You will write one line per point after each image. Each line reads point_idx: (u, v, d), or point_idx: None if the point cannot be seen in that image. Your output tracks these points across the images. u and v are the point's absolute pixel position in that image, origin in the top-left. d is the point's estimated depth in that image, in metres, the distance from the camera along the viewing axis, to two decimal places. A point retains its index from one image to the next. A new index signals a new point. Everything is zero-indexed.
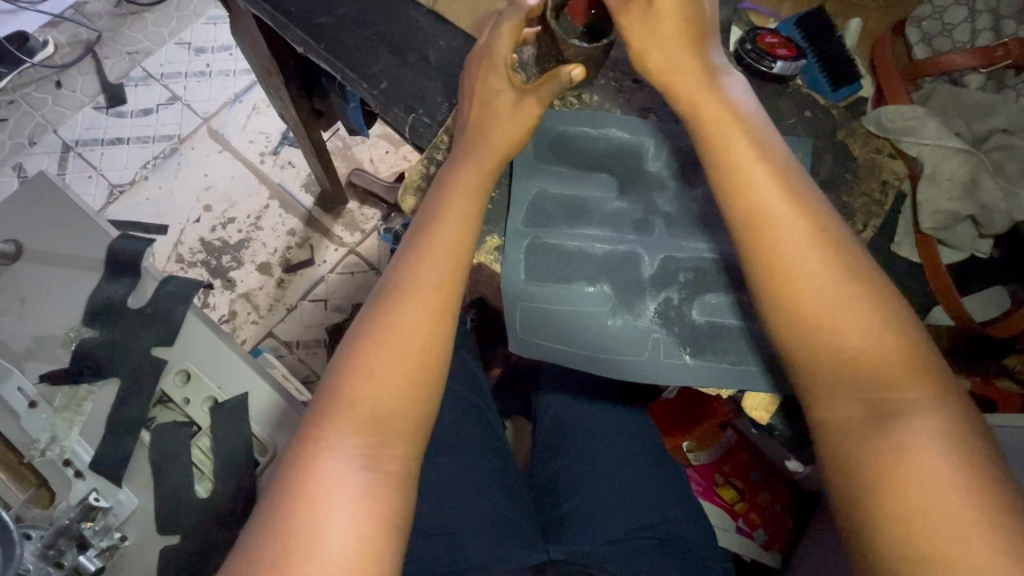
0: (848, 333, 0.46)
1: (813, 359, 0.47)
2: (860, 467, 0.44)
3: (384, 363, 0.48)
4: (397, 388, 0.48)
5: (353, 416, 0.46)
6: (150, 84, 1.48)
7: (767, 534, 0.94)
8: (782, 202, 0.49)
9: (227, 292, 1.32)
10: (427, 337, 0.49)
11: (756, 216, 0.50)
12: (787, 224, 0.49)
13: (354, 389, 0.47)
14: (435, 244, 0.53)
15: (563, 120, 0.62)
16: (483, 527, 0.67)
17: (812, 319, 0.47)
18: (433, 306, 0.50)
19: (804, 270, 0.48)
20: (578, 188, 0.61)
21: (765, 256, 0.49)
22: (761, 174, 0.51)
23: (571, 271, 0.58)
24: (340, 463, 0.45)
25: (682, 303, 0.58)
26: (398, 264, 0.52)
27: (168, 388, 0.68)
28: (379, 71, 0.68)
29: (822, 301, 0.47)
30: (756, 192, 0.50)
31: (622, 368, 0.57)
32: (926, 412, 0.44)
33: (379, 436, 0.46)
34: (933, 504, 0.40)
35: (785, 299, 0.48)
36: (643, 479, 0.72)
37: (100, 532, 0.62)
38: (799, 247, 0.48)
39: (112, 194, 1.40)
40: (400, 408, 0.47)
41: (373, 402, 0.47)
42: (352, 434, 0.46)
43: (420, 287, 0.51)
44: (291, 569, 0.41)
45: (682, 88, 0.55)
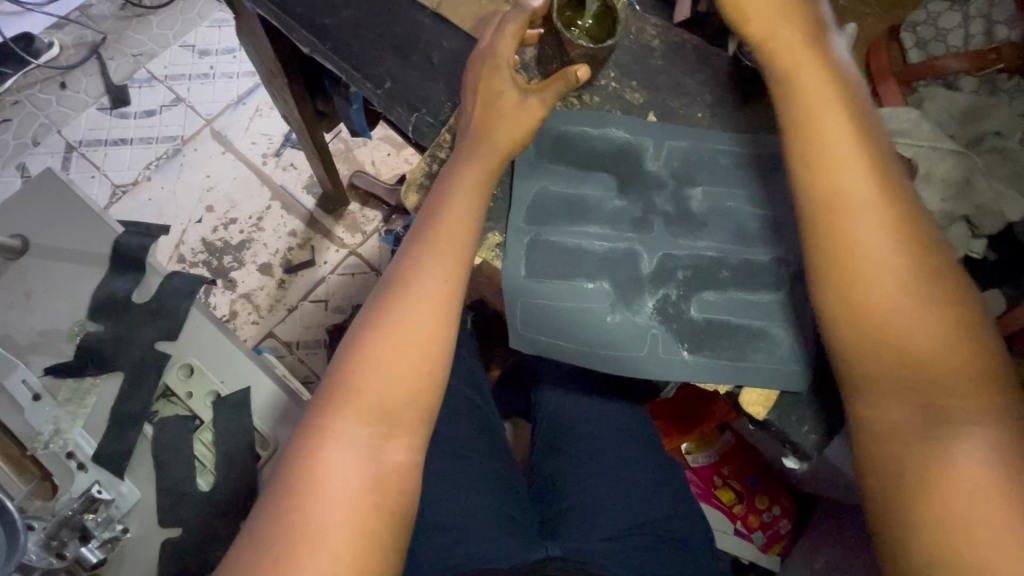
0: (907, 331, 0.47)
1: (876, 349, 0.48)
2: (902, 462, 0.45)
3: (415, 359, 0.49)
4: (415, 383, 0.49)
5: (360, 406, 0.47)
6: (155, 85, 1.50)
7: (764, 537, 0.95)
8: (859, 195, 0.50)
9: (228, 292, 1.33)
10: (434, 333, 0.50)
11: (831, 202, 0.51)
12: (856, 217, 0.50)
13: (371, 380, 0.48)
14: (444, 238, 0.54)
15: (564, 121, 0.63)
16: (483, 524, 0.67)
17: (874, 311, 0.48)
18: (447, 305, 0.51)
19: (867, 262, 0.49)
20: (578, 186, 0.62)
21: (825, 244, 0.51)
22: (847, 165, 0.51)
23: (572, 268, 0.59)
24: (349, 455, 0.46)
25: (680, 299, 0.58)
26: (425, 259, 0.53)
27: (172, 382, 0.69)
28: (383, 71, 0.69)
29: (886, 295, 0.48)
30: (842, 177, 0.51)
31: (621, 364, 0.57)
32: (977, 419, 0.44)
33: (388, 426, 0.47)
34: (961, 502, 0.42)
35: (847, 285, 0.49)
36: (641, 477, 0.73)
37: (103, 523, 0.61)
38: (867, 239, 0.49)
39: (114, 195, 1.41)
40: (412, 403, 0.48)
41: (380, 393, 0.48)
42: (363, 424, 0.47)
43: (439, 284, 0.52)
44: (295, 555, 0.41)
45: (789, 58, 0.55)
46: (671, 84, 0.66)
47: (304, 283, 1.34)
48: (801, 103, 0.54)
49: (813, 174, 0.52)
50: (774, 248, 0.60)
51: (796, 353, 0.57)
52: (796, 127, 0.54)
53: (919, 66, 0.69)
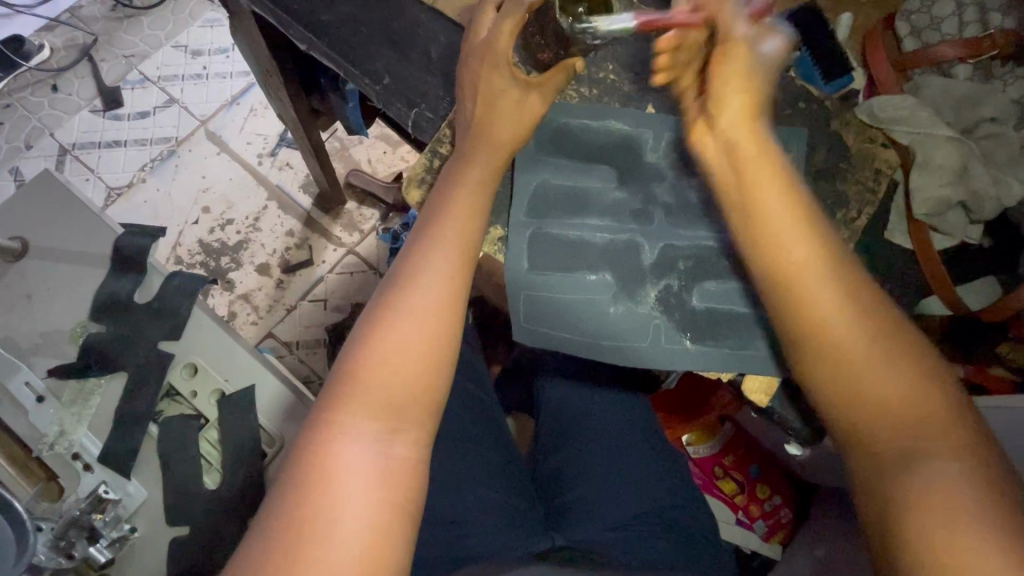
0: (859, 358, 0.47)
1: (833, 382, 0.47)
2: (889, 500, 0.43)
3: (410, 369, 0.49)
4: (417, 383, 0.49)
5: (369, 400, 0.47)
6: (148, 86, 1.49)
7: (766, 526, 0.97)
8: (799, 240, 0.50)
9: (227, 294, 1.33)
10: (438, 332, 0.50)
11: (768, 236, 0.51)
12: (801, 259, 0.50)
13: (379, 377, 0.48)
14: (447, 239, 0.54)
15: (563, 113, 0.63)
16: (488, 515, 0.68)
17: (828, 342, 0.48)
18: (448, 309, 0.51)
19: (814, 301, 0.48)
20: (580, 179, 0.62)
21: (781, 293, 0.50)
22: (787, 209, 0.51)
23: (574, 261, 0.59)
24: (359, 449, 0.46)
25: (682, 290, 0.59)
26: (424, 263, 0.52)
27: (175, 382, 0.68)
28: (381, 67, 0.69)
29: (837, 333, 0.47)
30: (772, 210, 0.51)
31: (626, 356, 0.58)
32: (939, 434, 0.44)
33: (394, 422, 0.47)
34: (952, 526, 0.40)
35: (799, 319, 0.49)
36: (644, 467, 0.74)
37: (111, 523, 0.61)
38: (807, 268, 0.49)
39: (110, 197, 1.40)
40: (417, 400, 0.48)
41: (388, 388, 0.48)
42: (371, 419, 0.47)
43: (436, 289, 0.51)
44: (302, 551, 0.41)
45: (727, 127, 0.55)
46: None
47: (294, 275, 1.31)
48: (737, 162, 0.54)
49: (753, 229, 0.52)
50: None
51: None
52: (731, 183, 0.54)
53: (911, 56, 0.69)
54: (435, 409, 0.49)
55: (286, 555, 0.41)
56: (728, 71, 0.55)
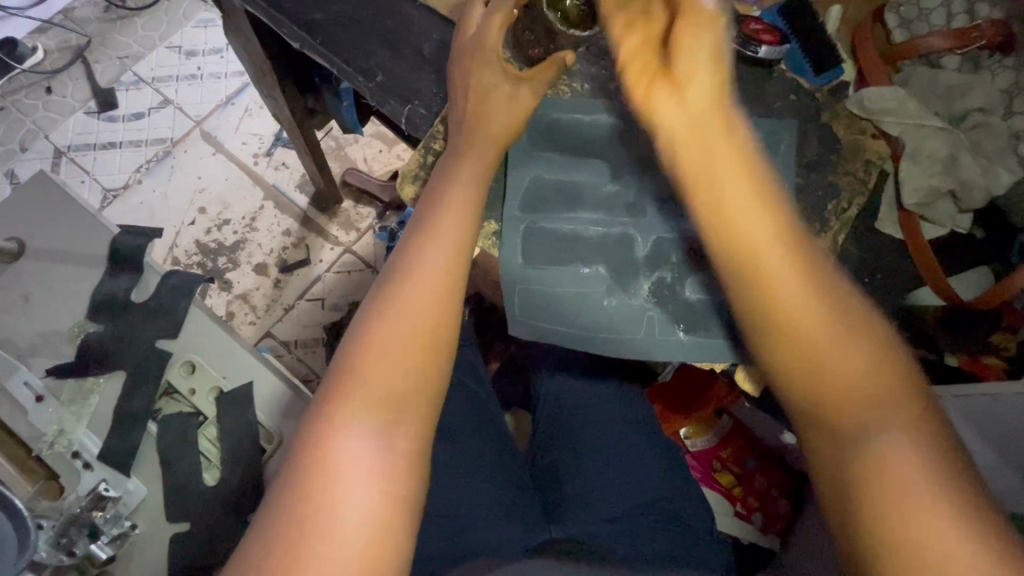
0: (816, 334, 0.45)
1: (790, 360, 0.46)
2: (848, 482, 0.42)
3: (407, 365, 0.49)
4: (418, 376, 0.49)
5: (368, 393, 0.48)
6: (142, 88, 1.49)
7: (764, 517, 0.97)
8: (765, 235, 0.48)
9: (225, 294, 1.33)
10: (434, 325, 0.51)
11: (724, 210, 0.49)
12: (768, 255, 0.47)
13: (379, 370, 0.48)
14: (443, 232, 0.54)
15: (555, 108, 0.63)
16: (487, 508, 0.69)
17: (784, 319, 0.46)
18: (444, 301, 0.51)
19: (771, 277, 0.47)
20: (573, 173, 0.62)
21: (738, 269, 0.48)
22: (755, 201, 0.49)
23: (569, 255, 0.60)
24: (359, 441, 0.46)
25: (675, 282, 0.59)
26: (421, 257, 0.53)
27: (173, 380, 0.68)
28: (374, 64, 0.69)
29: (793, 309, 0.46)
30: (728, 184, 0.50)
31: (622, 347, 0.58)
32: (897, 413, 0.43)
33: (393, 414, 0.48)
34: (913, 507, 0.39)
35: (756, 296, 0.47)
36: (641, 459, 0.75)
37: (111, 520, 0.62)
38: (763, 242, 0.48)
39: (107, 199, 1.40)
40: (417, 393, 0.49)
41: (386, 380, 0.48)
42: (370, 412, 0.47)
43: (429, 283, 0.52)
44: (304, 544, 0.42)
45: (694, 96, 0.53)
46: None
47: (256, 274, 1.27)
48: (699, 151, 0.52)
49: (710, 204, 0.50)
50: None
51: None
52: (689, 156, 0.52)
53: (902, 45, 0.70)
54: (435, 402, 0.49)
55: (287, 552, 0.42)
56: (692, 37, 0.54)
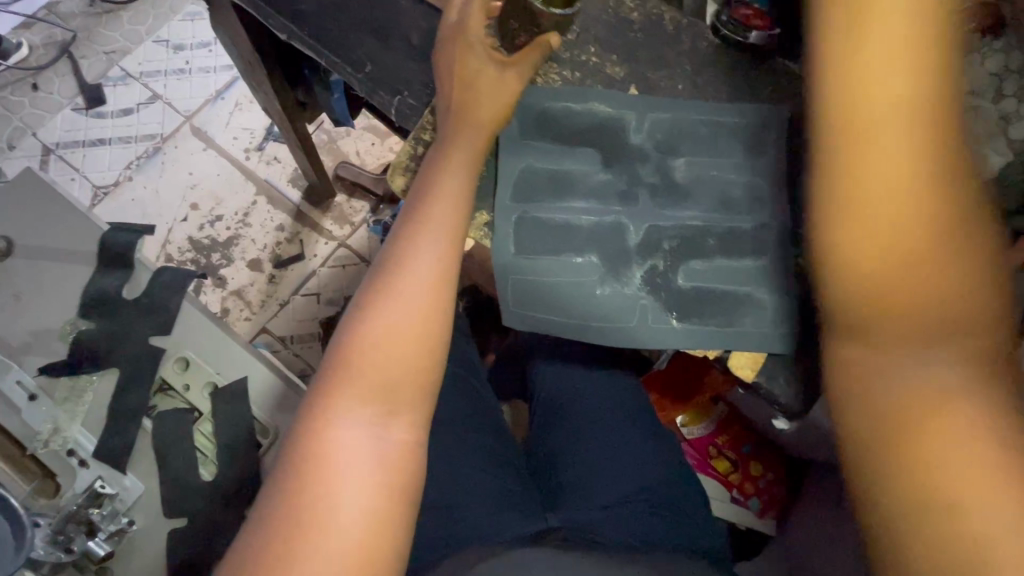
0: (904, 246, 0.44)
1: (860, 263, 0.45)
2: (881, 399, 0.44)
3: (403, 355, 0.49)
4: (413, 367, 0.49)
5: (363, 384, 0.48)
6: (130, 83, 1.47)
7: (760, 503, 0.99)
8: (893, 171, 0.45)
9: (219, 290, 1.33)
10: (427, 314, 0.50)
11: (855, 94, 0.47)
12: (880, 190, 0.45)
13: (373, 360, 0.48)
14: (436, 221, 0.54)
15: (544, 97, 0.63)
16: (484, 498, 0.69)
17: (862, 223, 0.46)
18: (437, 288, 0.51)
19: (869, 176, 0.45)
20: (564, 161, 0.62)
21: (842, 160, 0.47)
22: (898, 130, 0.45)
23: (561, 244, 0.60)
24: (356, 433, 0.46)
25: (668, 270, 0.59)
26: (416, 246, 0.52)
27: (168, 376, 0.68)
28: (363, 55, 0.68)
29: (881, 215, 0.45)
30: (875, 62, 0.46)
31: (614, 336, 0.58)
32: (964, 361, 0.42)
33: (390, 404, 0.48)
34: (941, 440, 0.41)
35: (846, 193, 0.46)
36: (636, 446, 0.76)
37: (109, 516, 0.61)
38: (883, 138, 0.45)
39: (97, 196, 1.39)
40: (413, 383, 0.49)
41: (380, 370, 0.48)
42: (366, 404, 0.47)
43: (422, 271, 0.51)
44: (301, 537, 0.42)
45: None
46: (651, 56, 0.66)
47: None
48: (881, 19, 0.46)
49: (841, 88, 0.47)
50: (757, 215, 0.61)
51: (782, 318, 0.58)
52: (841, 26, 0.48)
53: None
54: (429, 392, 0.49)
55: (284, 543, 0.42)
56: None
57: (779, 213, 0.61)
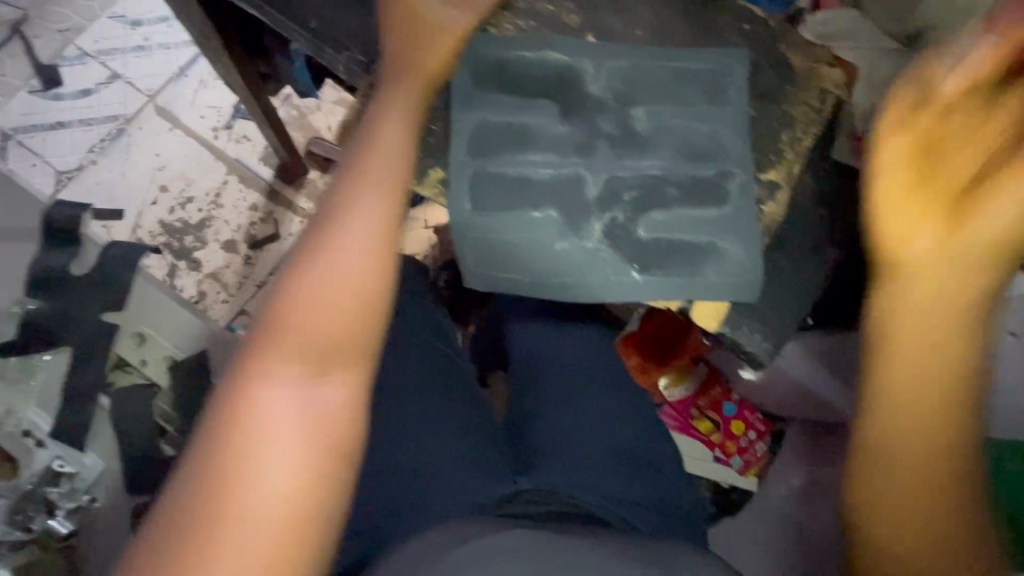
0: (929, 426, 0.42)
1: (891, 421, 0.43)
2: (880, 542, 0.44)
3: (336, 319, 0.47)
4: (346, 329, 0.47)
5: (295, 342, 0.46)
6: (87, 62, 1.41)
7: (742, 461, 1.00)
8: (938, 347, 0.42)
9: (194, 273, 1.30)
10: (365, 268, 0.48)
11: (900, 255, 0.44)
12: (912, 366, 0.42)
13: (307, 322, 0.46)
14: (375, 175, 0.51)
15: (496, 47, 0.60)
16: (452, 462, 0.69)
17: (903, 391, 0.43)
18: (376, 242, 0.49)
19: (912, 347, 0.42)
20: (519, 115, 0.59)
21: (889, 314, 0.44)
22: (949, 309, 0.42)
23: (517, 199, 0.58)
24: (287, 393, 0.44)
25: (628, 222, 0.58)
26: (350, 202, 0.50)
27: (124, 353, 0.72)
28: (309, 11, 0.65)
29: (920, 386, 0.42)
30: (893, 230, 0.44)
31: (574, 292, 0.58)
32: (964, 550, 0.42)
33: (324, 363, 0.46)
34: None
35: (885, 351, 0.44)
36: (607, 404, 0.75)
37: (67, 494, 0.63)
38: (936, 311, 0.42)
39: (60, 181, 1.34)
40: (346, 347, 0.47)
41: (315, 328, 0.46)
42: (299, 362, 0.45)
43: (360, 225, 0.49)
44: (221, 497, 0.41)
45: None
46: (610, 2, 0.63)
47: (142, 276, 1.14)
48: (904, 195, 0.44)
49: (891, 244, 0.44)
50: (720, 162, 0.59)
51: (744, 266, 0.58)
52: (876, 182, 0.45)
53: None
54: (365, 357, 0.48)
55: (204, 507, 0.40)
56: None
57: (740, 160, 0.60)
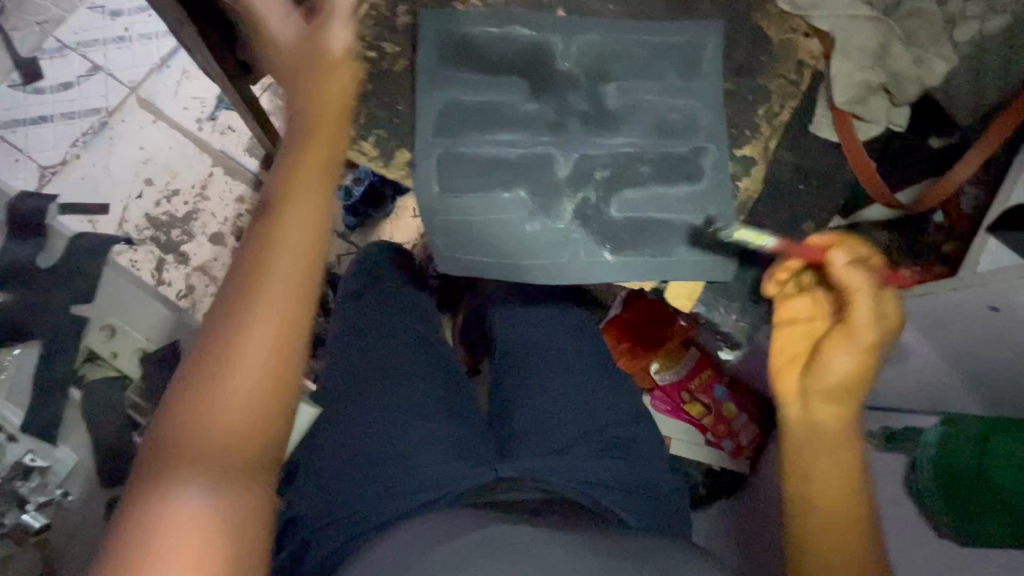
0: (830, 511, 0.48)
1: (802, 510, 0.49)
2: None
3: (249, 390, 0.37)
4: (260, 417, 0.38)
5: (199, 443, 0.36)
6: (67, 55, 1.38)
7: (733, 443, 1.00)
8: (830, 447, 0.49)
9: (182, 267, 1.28)
10: (281, 335, 0.39)
11: (793, 378, 0.52)
12: (815, 464, 0.49)
13: (212, 412, 0.37)
14: (292, 212, 0.41)
15: (462, 23, 0.58)
16: (431, 449, 0.65)
17: (811, 483, 0.49)
18: (295, 299, 0.39)
19: (811, 447, 0.50)
20: (485, 93, 0.58)
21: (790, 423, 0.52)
22: (834, 420, 0.50)
23: (486, 180, 0.57)
24: (190, 506, 0.35)
25: (599, 201, 0.57)
26: (263, 251, 0.40)
27: (94, 344, 0.72)
28: None
29: (821, 476, 0.49)
30: (790, 360, 0.52)
31: (546, 274, 0.57)
32: None
33: (236, 461, 0.37)
34: None
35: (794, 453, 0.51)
36: (590, 387, 0.74)
37: (38, 488, 0.65)
38: (827, 419, 0.50)
39: (44, 177, 1.32)
40: (261, 434, 0.38)
41: (222, 420, 0.37)
42: (206, 465, 0.36)
43: (275, 280, 0.39)
44: None
45: None
46: None
47: (121, 280, 0.75)
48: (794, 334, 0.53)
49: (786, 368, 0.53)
50: (695, 138, 0.58)
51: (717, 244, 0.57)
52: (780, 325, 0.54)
53: None
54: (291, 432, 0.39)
55: None
56: None
57: (715, 135, 0.58)
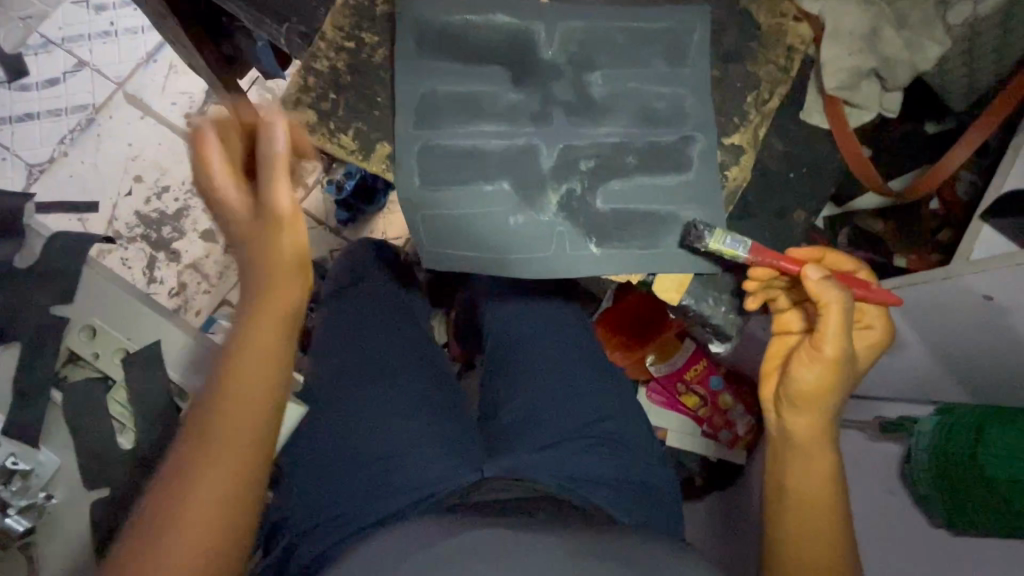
0: (802, 510, 0.51)
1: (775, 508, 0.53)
2: None
3: (214, 505, 0.43)
4: (231, 499, 0.44)
5: (179, 517, 0.42)
6: (52, 50, 1.35)
7: (731, 433, 0.99)
8: (805, 452, 0.53)
9: (174, 264, 1.27)
10: (254, 430, 0.46)
11: (776, 390, 0.56)
12: (790, 468, 0.53)
13: (190, 493, 0.43)
14: (265, 324, 0.50)
15: (441, 10, 0.56)
16: (420, 450, 0.65)
17: (783, 484, 0.53)
18: (264, 400, 0.47)
19: (787, 451, 0.54)
20: (466, 84, 0.56)
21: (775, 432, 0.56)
22: (807, 427, 0.53)
23: (468, 172, 0.55)
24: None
25: (585, 193, 0.56)
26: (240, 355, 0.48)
27: (75, 345, 0.62)
28: None
29: (793, 478, 0.52)
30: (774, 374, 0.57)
31: (531, 267, 0.55)
32: None
33: (212, 535, 0.43)
34: None
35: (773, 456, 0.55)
36: (582, 382, 0.73)
37: (21, 491, 0.58)
38: (800, 427, 0.53)
39: (32, 176, 1.30)
40: (231, 514, 0.44)
41: (198, 500, 0.43)
42: (185, 539, 0.42)
43: (248, 384, 0.47)
44: None
45: None
46: None
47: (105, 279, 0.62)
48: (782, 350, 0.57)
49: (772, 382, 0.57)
50: (682, 126, 0.57)
51: None
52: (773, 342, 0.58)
53: None
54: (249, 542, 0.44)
55: None
56: None
57: (703, 123, 0.57)
